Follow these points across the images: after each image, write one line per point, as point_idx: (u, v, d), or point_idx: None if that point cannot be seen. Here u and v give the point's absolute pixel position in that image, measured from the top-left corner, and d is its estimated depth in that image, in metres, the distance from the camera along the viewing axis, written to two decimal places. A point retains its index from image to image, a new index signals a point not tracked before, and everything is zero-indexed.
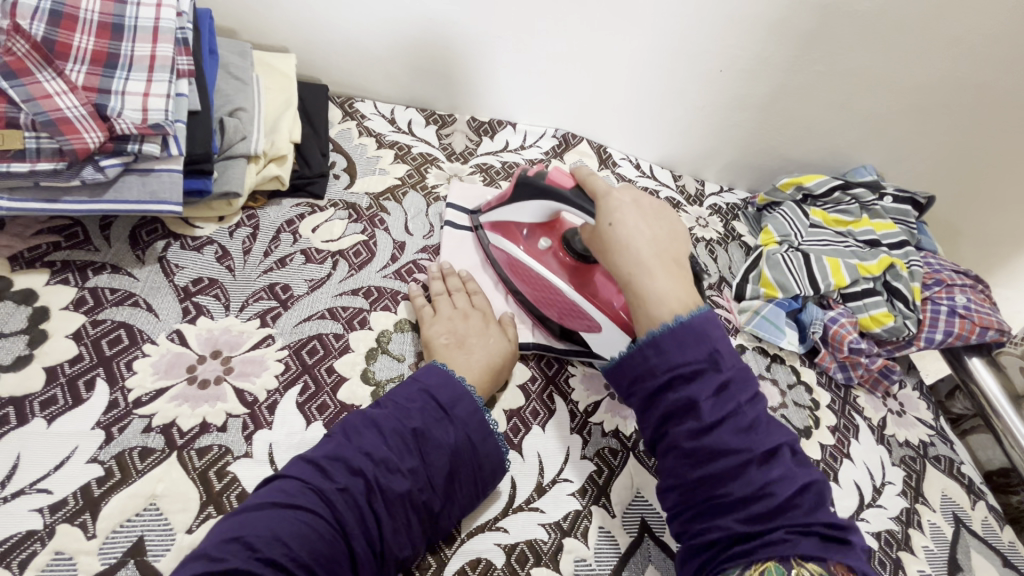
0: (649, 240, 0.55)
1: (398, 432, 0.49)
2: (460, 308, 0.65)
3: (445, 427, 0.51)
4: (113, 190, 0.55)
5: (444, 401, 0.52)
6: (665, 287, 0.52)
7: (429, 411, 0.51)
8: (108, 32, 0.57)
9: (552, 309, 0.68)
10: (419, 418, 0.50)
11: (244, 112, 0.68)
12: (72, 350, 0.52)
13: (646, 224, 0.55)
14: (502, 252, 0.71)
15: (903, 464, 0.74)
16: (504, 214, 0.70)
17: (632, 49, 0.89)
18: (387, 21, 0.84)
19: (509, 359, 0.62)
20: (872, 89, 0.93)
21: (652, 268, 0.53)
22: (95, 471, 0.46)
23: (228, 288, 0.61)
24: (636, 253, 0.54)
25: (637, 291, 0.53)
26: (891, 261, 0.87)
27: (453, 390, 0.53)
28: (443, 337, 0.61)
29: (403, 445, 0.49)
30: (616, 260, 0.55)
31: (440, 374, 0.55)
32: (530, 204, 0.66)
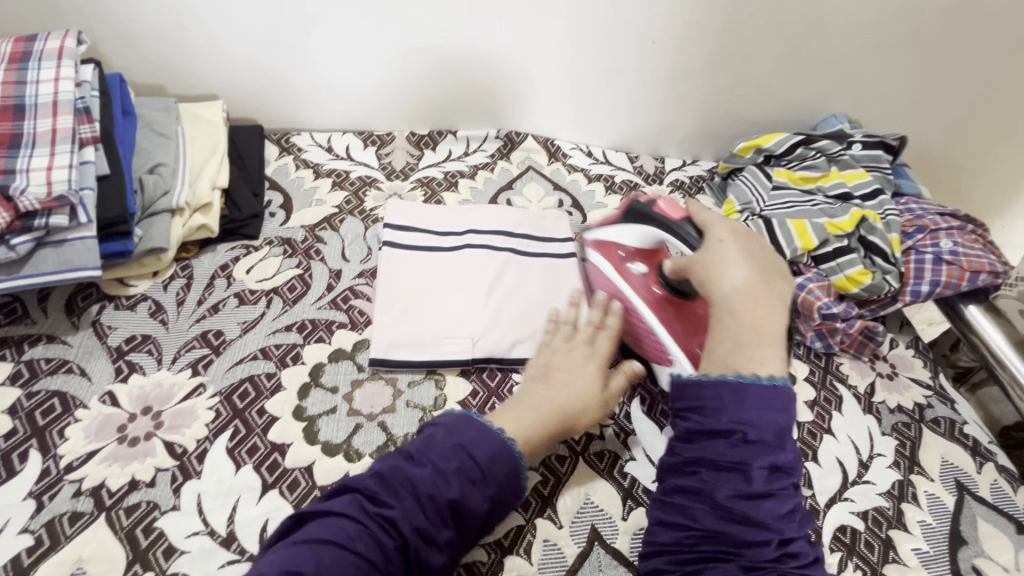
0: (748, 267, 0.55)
1: (433, 505, 0.44)
2: (571, 338, 0.62)
3: (478, 491, 0.46)
4: (29, 265, 0.57)
5: (479, 457, 0.47)
6: (737, 327, 0.52)
7: (466, 472, 0.46)
8: (10, 114, 0.59)
9: (643, 337, 0.65)
10: (458, 487, 0.45)
11: (164, 166, 0.70)
12: (6, 425, 0.54)
13: (750, 253, 0.56)
14: (594, 268, 0.70)
15: (895, 433, 0.68)
16: (608, 233, 0.69)
17: (556, 35, 0.85)
18: (302, 51, 0.84)
19: (591, 411, 0.57)
20: (822, 33, 0.87)
21: (757, 303, 0.53)
22: (26, 541, 0.47)
23: (161, 342, 0.62)
24: (738, 282, 0.54)
25: (728, 314, 0.53)
26: (863, 214, 0.80)
27: (491, 446, 0.48)
28: (535, 367, 0.60)
29: (439, 516, 0.44)
30: (714, 279, 0.55)
31: (479, 427, 0.49)
32: (635, 227, 0.65)
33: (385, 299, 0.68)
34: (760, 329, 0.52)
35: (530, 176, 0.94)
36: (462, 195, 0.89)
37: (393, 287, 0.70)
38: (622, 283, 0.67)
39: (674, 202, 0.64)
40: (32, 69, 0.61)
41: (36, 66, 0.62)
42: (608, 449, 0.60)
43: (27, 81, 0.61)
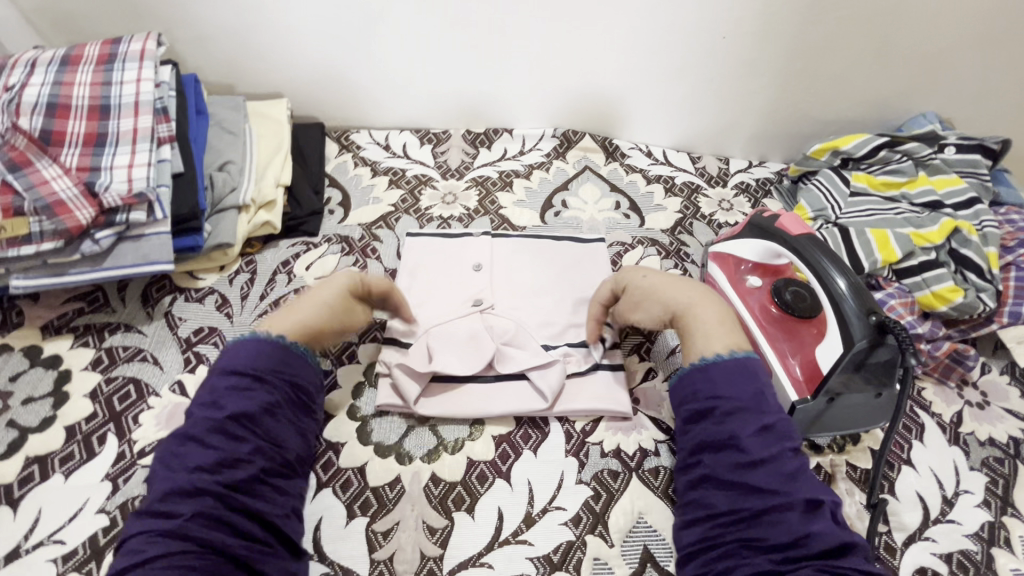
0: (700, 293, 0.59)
1: (213, 427, 0.43)
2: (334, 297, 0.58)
3: (285, 360, 0.49)
4: (111, 258, 0.60)
5: (247, 367, 0.47)
6: (709, 325, 0.55)
7: (237, 384, 0.46)
8: (97, 114, 0.62)
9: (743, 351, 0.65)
10: (231, 403, 0.45)
11: (232, 164, 0.72)
12: (88, 408, 0.57)
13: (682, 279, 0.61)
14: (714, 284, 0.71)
15: (985, 468, 0.62)
16: (729, 247, 0.70)
17: (621, 30, 0.82)
18: (363, 51, 0.85)
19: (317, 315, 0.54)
20: (915, 25, 0.79)
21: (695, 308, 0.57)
22: (102, 521, 0.50)
23: (226, 335, 0.64)
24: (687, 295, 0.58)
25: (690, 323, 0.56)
26: (956, 224, 0.73)
27: (251, 353, 0.48)
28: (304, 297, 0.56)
29: (231, 436, 0.44)
30: (667, 291, 0.59)
31: (232, 350, 0.49)
32: (754, 242, 0.66)
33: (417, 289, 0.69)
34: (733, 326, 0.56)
35: (586, 176, 0.92)
36: (517, 195, 0.87)
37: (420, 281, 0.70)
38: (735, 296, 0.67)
39: (798, 219, 0.63)
40: (117, 70, 0.65)
41: (120, 67, 0.65)
42: (664, 467, 0.58)
43: (112, 82, 0.64)
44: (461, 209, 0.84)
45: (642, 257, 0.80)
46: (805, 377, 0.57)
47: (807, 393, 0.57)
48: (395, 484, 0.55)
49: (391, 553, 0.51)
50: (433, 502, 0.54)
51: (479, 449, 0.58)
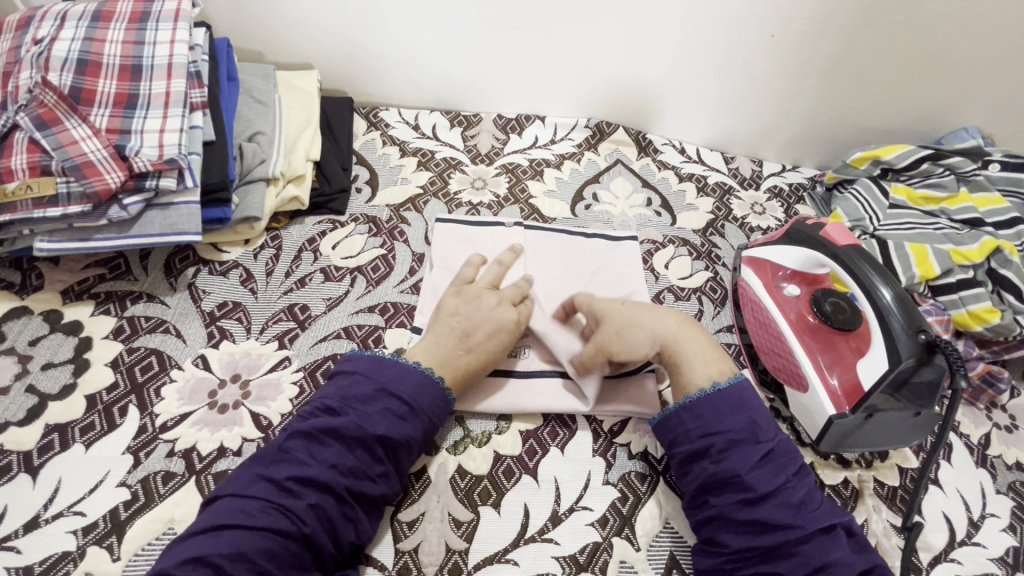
0: (666, 320, 0.57)
1: (361, 439, 0.46)
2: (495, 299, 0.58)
3: (427, 408, 0.50)
4: (138, 225, 0.58)
5: (406, 397, 0.49)
6: (693, 357, 0.54)
7: (393, 410, 0.48)
8: (128, 74, 0.60)
9: (774, 358, 0.64)
10: (384, 424, 0.47)
11: (262, 135, 0.70)
12: (109, 378, 0.56)
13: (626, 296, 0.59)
14: (745, 288, 0.69)
15: (1011, 492, 0.61)
16: (765, 252, 0.69)
17: (666, 21, 0.79)
18: (399, 25, 0.82)
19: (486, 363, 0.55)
20: (969, 35, 0.77)
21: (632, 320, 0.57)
22: (123, 495, 0.49)
23: (250, 311, 0.63)
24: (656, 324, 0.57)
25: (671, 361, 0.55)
26: (997, 244, 0.72)
27: (413, 383, 0.50)
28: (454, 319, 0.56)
29: (370, 454, 0.46)
30: (641, 318, 0.57)
31: (393, 367, 0.50)
32: (794, 249, 0.65)
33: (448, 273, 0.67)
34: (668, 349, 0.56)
35: (618, 170, 0.90)
36: (547, 185, 0.85)
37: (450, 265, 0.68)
38: (770, 303, 0.65)
39: (844, 229, 0.62)
40: (150, 30, 0.63)
41: (154, 26, 0.63)
42: None
43: (145, 42, 0.62)
44: (491, 196, 0.82)
45: (673, 256, 0.78)
46: (844, 391, 0.57)
47: (845, 406, 0.56)
48: (421, 475, 0.54)
49: (417, 544, 0.50)
50: (459, 495, 0.53)
51: (507, 443, 0.57)
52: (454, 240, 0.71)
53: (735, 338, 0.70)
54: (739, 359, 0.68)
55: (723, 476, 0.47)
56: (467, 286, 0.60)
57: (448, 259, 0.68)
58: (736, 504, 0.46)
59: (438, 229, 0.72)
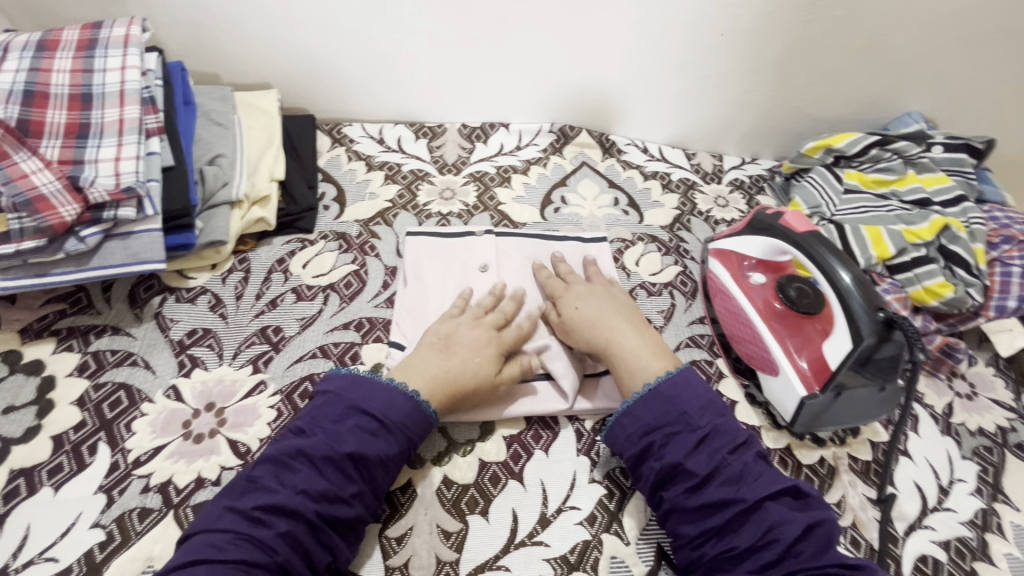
0: (613, 320, 0.60)
1: (330, 459, 0.46)
2: (478, 317, 0.61)
3: (382, 440, 0.48)
4: (97, 257, 0.57)
5: (375, 412, 0.49)
6: (638, 359, 0.56)
7: (363, 426, 0.48)
8: (78, 103, 0.59)
9: (745, 345, 0.65)
10: (354, 441, 0.47)
11: (223, 157, 0.69)
12: (76, 417, 0.54)
13: (601, 302, 0.62)
14: (716, 280, 0.71)
15: (976, 457, 0.64)
16: (731, 243, 0.71)
17: (622, 25, 0.81)
18: (358, 39, 0.82)
19: (482, 386, 0.55)
20: (906, 26, 0.81)
21: (571, 326, 0.60)
22: (98, 536, 0.47)
23: (221, 336, 0.62)
24: (604, 330, 0.59)
25: (614, 352, 0.58)
26: (946, 222, 0.75)
27: (383, 399, 0.50)
28: (435, 335, 0.58)
29: (342, 473, 0.46)
30: (584, 326, 0.59)
31: (365, 386, 0.51)
32: (756, 238, 0.67)
33: (421, 285, 0.67)
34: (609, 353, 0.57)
35: (584, 172, 0.91)
36: (516, 191, 0.86)
37: (422, 276, 0.68)
38: (738, 291, 0.67)
39: (801, 216, 0.64)
40: (99, 57, 0.61)
41: (103, 53, 0.62)
42: None
43: (95, 69, 0.61)
44: (460, 205, 0.82)
45: (643, 254, 0.80)
46: (812, 371, 0.59)
47: (814, 386, 0.58)
48: (406, 489, 0.54)
49: (406, 559, 0.50)
50: (446, 506, 0.53)
51: (491, 450, 0.57)
52: (425, 251, 0.71)
53: (710, 329, 0.72)
54: (713, 349, 0.70)
55: (671, 469, 0.49)
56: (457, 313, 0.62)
57: (420, 272, 0.69)
58: (684, 493, 0.48)
59: (407, 242, 0.72)
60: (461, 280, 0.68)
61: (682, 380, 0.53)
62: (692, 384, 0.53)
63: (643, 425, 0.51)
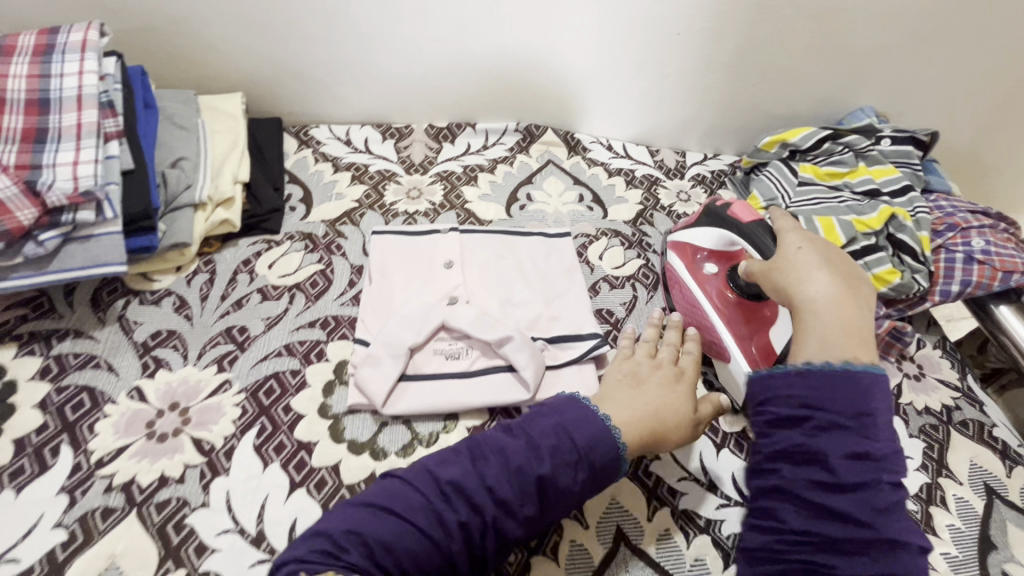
0: (837, 274, 0.48)
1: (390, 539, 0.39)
2: (654, 356, 0.59)
3: (513, 514, 0.42)
4: (57, 261, 0.57)
5: (529, 470, 0.43)
6: (871, 321, 0.45)
7: (470, 498, 0.41)
8: (36, 108, 0.59)
9: (702, 336, 0.67)
10: (455, 511, 0.41)
11: (186, 161, 0.69)
12: (38, 420, 0.54)
13: (825, 252, 0.51)
14: (672, 271, 0.73)
15: (922, 435, 0.67)
16: (685, 236, 0.72)
17: (581, 26, 0.84)
18: (322, 44, 0.83)
19: (677, 423, 0.52)
20: (854, 25, 0.85)
21: (795, 270, 0.50)
22: (60, 535, 0.48)
23: (186, 337, 0.62)
24: (826, 285, 0.47)
25: (813, 319, 0.46)
26: (893, 211, 0.79)
27: (583, 443, 0.45)
28: (619, 374, 0.56)
29: (395, 547, 0.39)
30: (795, 282, 0.49)
31: (587, 430, 0.46)
32: (709, 232, 0.69)
33: (385, 282, 0.69)
34: (853, 331, 0.44)
35: (550, 170, 0.93)
36: (482, 189, 0.88)
37: (387, 274, 0.69)
38: (693, 285, 0.69)
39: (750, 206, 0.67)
40: (56, 62, 0.62)
41: (60, 58, 0.62)
42: None
43: (52, 74, 0.61)
44: (427, 204, 0.84)
45: (606, 248, 0.82)
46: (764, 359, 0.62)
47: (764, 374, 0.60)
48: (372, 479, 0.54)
49: None
50: None
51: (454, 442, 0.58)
52: (390, 249, 0.72)
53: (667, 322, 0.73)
54: None
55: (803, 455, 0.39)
56: (627, 354, 0.60)
57: (384, 271, 0.69)
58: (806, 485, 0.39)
59: (374, 241, 0.73)
60: (426, 277, 0.69)
61: (882, 387, 0.41)
62: (887, 394, 0.40)
63: (795, 398, 0.41)
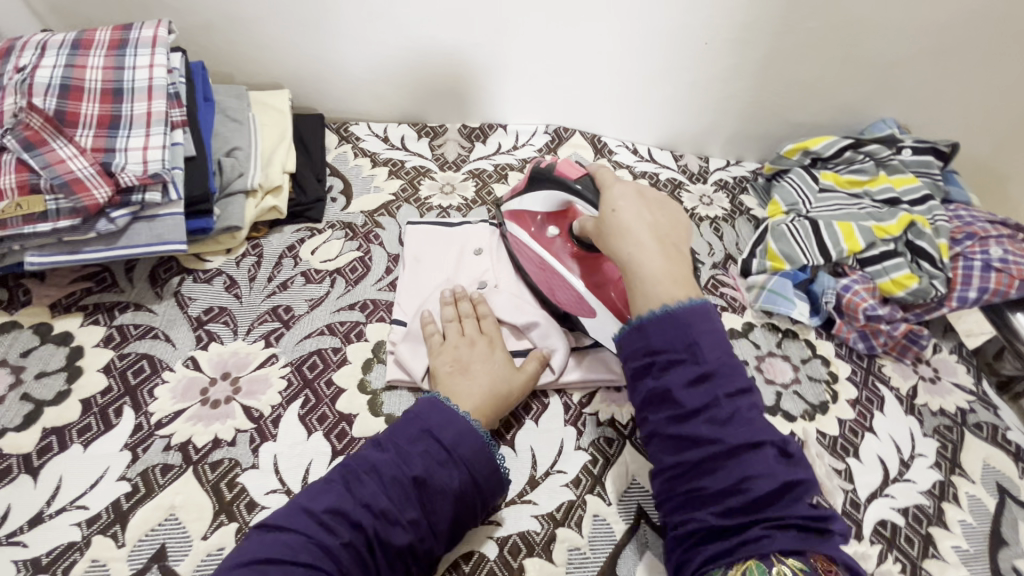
0: (648, 232, 0.54)
1: (398, 479, 0.48)
2: (461, 331, 0.63)
3: (448, 470, 0.50)
4: (125, 238, 0.62)
5: (445, 441, 0.51)
6: (648, 274, 0.52)
7: (433, 453, 0.50)
8: (110, 97, 0.64)
9: (552, 291, 0.67)
10: (421, 466, 0.49)
11: (239, 150, 0.74)
12: (103, 382, 0.58)
13: (646, 212, 0.56)
14: (515, 239, 0.71)
15: (936, 434, 0.69)
16: (520, 204, 0.70)
17: (613, 35, 0.87)
18: (366, 45, 0.87)
19: (517, 388, 0.60)
20: (877, 38, 0.87)
21: (617, 231, 0.55)
22: (124, 487, 0.52)
23: (236, 314, 0.67)
24: (643, 245, 0.53)
25: (644, 276, 0.52)
26: (912, 219, 0.81)
27: (456, 429, 0.52)
28: (446, 364, 0.60)
29: (405, 495, 0.48)
30: (618, 244, 0.54)
31: (445, 412, 0.53)
32: (540, 193, 0.66)
33: (421, 269, 0.72)
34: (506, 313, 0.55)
35: None
36: (512, 187, 0.91)
37: (423, 263, 0.73)
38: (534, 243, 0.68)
39: (575, 162, 0.64)
40: (129, 55, 0.67)
41: (133, 52, 0.67)
42: None
43: (125, 67, 0.66)
44: (459, 199, 0.88)
45: None
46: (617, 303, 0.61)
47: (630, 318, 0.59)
48: None
49: None
50: None
51: None
52: (425, 240, 0.75)
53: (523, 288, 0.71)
54: None
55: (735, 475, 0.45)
56: (455, 321, 0.64)
57: (420, 260, 0.73)
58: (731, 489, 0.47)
59: (407, 231, 0.76)
60: (459, 267, 0.73)
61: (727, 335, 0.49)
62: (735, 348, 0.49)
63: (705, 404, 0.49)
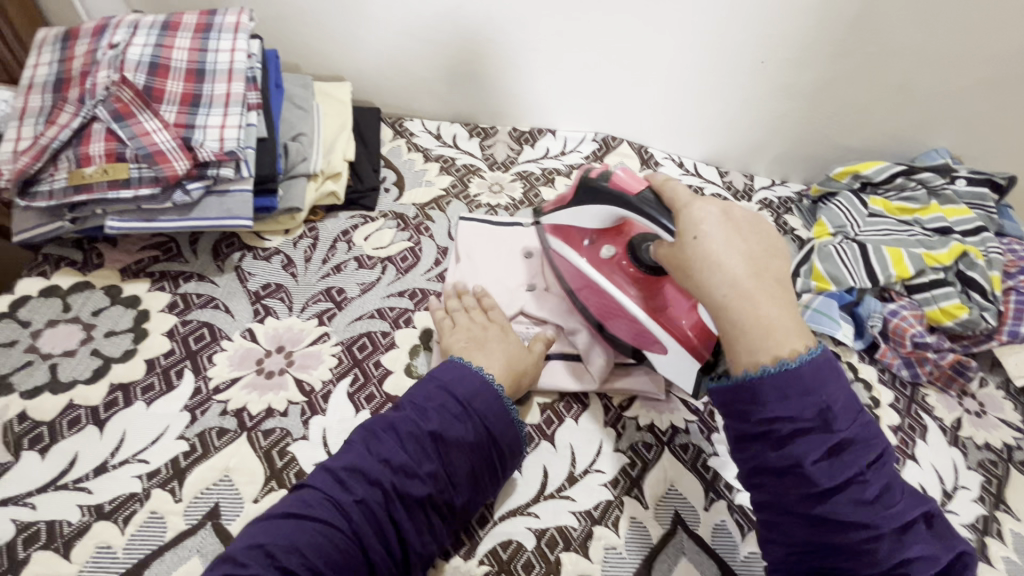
0: (744, 263, 0.47)
1: (415, 435, 0.50)
2: (472, 315, 0.65)
3: (462, 423, 0.51)
4: (197, 210, 0.64)
5: (460, 401, 0.52)
6: (767, 315, 0.45)
7: (448, 409, 0.52)
8: (193, 76, 0.67)
9: (609, 317, 0.64)
10: (436, 422, 0.50)
11: (304, 136, 0.77)
12: (166, 345, 0.61)
13: (739, 241, 0.48)
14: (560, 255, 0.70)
15: (981, 468, 0.67)
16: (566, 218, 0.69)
17: (669, 49, 0.89)
18: (427, 44, 0.90)
19: (529, 365, 0.61)
20: (935, 67, 0.87)
21: (711, 262, 0.48)
22: (183, 446, 0.54)
23: (291, 291, 0.69)
24: (733, 276, 0.46)
25: (741, 316, 0.46)
26: (964, 249, 0.80)
27: (471, 388, 0.53)
28: (461, 341, 0.61)
29: (422, 450, 0.49)
30: (706, 280, 0.48)
31: (456, 371, 0.55)
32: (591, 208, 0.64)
33: (468, 264, 0.74)
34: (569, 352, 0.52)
35: None
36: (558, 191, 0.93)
37: (472, 257, 0.74)
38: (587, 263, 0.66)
39: (632, 173, 0.60)
40: (212, 39, 0.70)
41: (216, 36, 0.70)
42: (692, 443, 0.62)
43: (208, 49, 0.69)
44: (507, 199, 0.89)
45: None
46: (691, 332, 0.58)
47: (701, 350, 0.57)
48: None
49: None
50: None
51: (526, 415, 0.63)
52: (475, 234, 0.77)
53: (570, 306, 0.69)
54: None
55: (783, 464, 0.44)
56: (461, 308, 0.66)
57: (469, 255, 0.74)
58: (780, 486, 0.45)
59: (461, 225, 0.78)
60: (507, 264, 0.74)
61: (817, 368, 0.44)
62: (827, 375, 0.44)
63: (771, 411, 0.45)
